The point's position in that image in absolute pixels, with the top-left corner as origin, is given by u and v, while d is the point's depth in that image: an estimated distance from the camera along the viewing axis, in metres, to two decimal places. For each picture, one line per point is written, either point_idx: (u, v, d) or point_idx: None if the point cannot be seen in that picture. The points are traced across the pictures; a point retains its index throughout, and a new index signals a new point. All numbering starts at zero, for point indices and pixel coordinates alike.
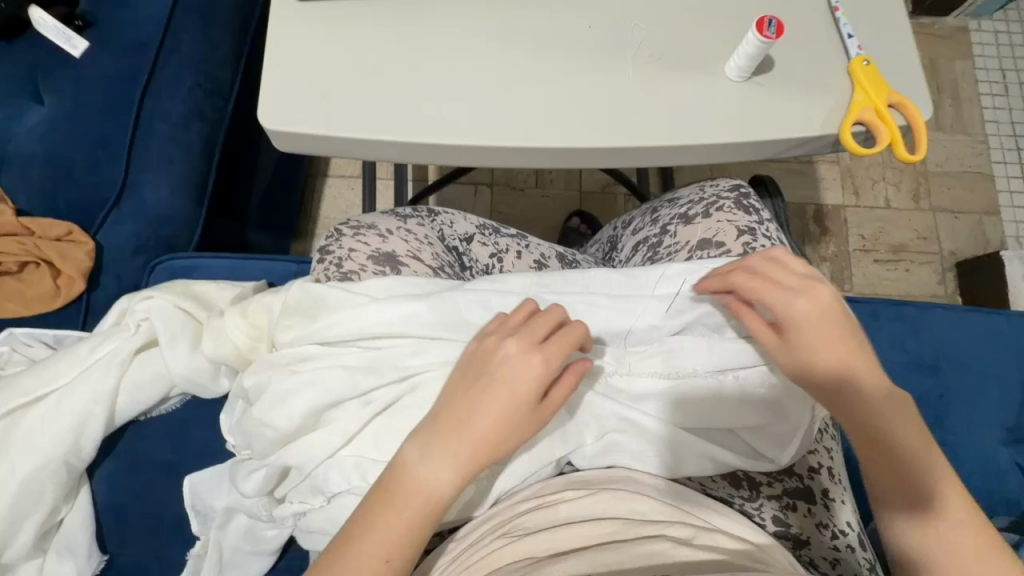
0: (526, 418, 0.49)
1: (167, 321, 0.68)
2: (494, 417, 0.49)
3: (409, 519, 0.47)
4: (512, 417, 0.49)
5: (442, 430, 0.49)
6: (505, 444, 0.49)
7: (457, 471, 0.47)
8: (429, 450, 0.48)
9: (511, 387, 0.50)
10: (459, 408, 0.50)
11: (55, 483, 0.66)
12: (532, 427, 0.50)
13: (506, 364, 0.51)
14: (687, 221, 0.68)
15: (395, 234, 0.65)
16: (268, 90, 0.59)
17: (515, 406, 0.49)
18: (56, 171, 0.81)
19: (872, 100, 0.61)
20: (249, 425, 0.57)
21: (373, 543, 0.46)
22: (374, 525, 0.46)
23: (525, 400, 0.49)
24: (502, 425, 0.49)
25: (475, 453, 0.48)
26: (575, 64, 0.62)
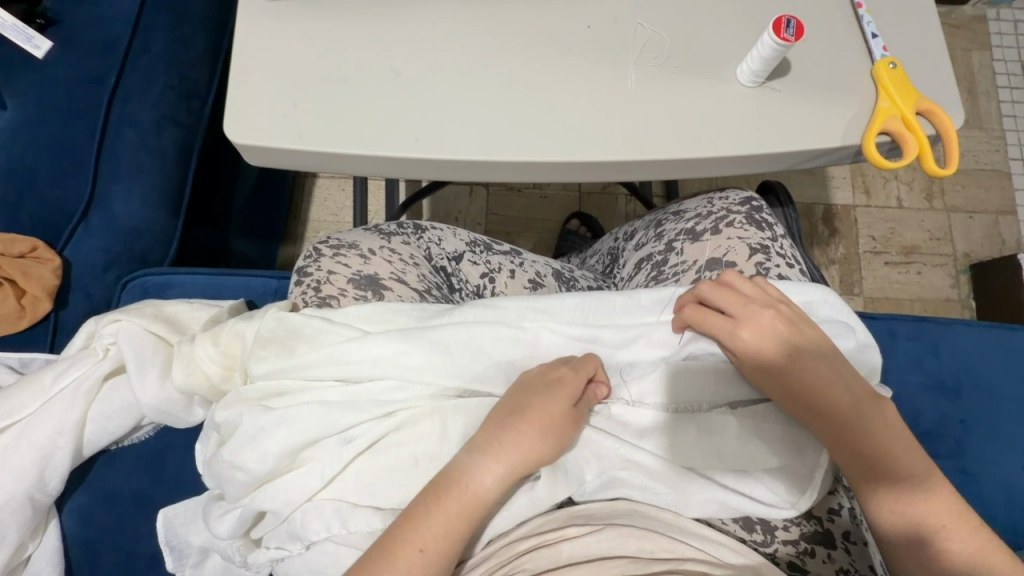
0: (567, 426, 0.50)
1: (135, 346, 0.63)
2: (540, 419, 0.49)
3: (456, 518, 0.45)
4: (555, 420, 0.49)
5: (489, 428, 0.49)
6: (546, 454, 0.48)
7: (502, 467, 0.47)
8: (478, 448, 0.48)
9: (552, 393, 0.50)
10: (503, 413, 0.50)
11: (18, 523, 0.61)
12: (571, 436, 0.50)
13: (548, 374, 0.52)
14: (694, 238, 0.63)
15: (377, 255, 0.60)
16: (235, 99, 0.54)
17: (559, 409, 0.50)
18: (19, 182, 0.76)
19: (899, 107, 0.56)
20: (218, 467, 0.52)
21: (416, 542, 0.44)
22: (421, 524, 0.45)
23: (567, 406, 0.50)
24: (546, 430, 0.49)
25: (520, 452, 0.48)
26: (572, 68, 0.57)
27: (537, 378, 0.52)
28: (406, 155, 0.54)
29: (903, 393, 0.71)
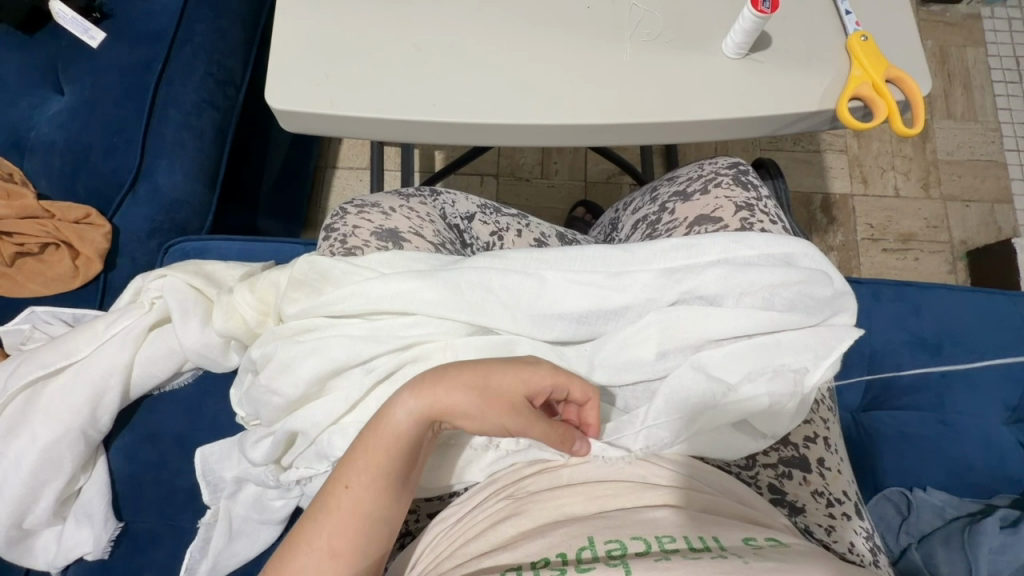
0: (501, 376, 0.49)
1: (180, 297, 0.70)
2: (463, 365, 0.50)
3: (372, 449, 0.48)
4: (479, 367, 0.50)
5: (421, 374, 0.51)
6: (461, 390, 0.48)
7: (414, 400, 0.48)
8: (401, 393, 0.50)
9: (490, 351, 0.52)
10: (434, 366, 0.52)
11: (72, 452, 0.69)
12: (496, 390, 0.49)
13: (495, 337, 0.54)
14: (685, 198, 0.69)
15: (398, 212, 0.68)
16: (275, 71, 0.61)
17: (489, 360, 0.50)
18: (75, 157, 0.84)
19: (870, 75, 0.61)
20: (257, 392, 0.58)
21: (341, 479, 0.48)
22: (348, 460, 0.48)
23: (505, 361, 0.50)
24: (474, 376, 0.49)
25: (432, 385, 0.49)
26: (573, 44, 0.64)
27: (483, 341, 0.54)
28: (425, 117, 0.60)
29: (885, 349, 0.77)
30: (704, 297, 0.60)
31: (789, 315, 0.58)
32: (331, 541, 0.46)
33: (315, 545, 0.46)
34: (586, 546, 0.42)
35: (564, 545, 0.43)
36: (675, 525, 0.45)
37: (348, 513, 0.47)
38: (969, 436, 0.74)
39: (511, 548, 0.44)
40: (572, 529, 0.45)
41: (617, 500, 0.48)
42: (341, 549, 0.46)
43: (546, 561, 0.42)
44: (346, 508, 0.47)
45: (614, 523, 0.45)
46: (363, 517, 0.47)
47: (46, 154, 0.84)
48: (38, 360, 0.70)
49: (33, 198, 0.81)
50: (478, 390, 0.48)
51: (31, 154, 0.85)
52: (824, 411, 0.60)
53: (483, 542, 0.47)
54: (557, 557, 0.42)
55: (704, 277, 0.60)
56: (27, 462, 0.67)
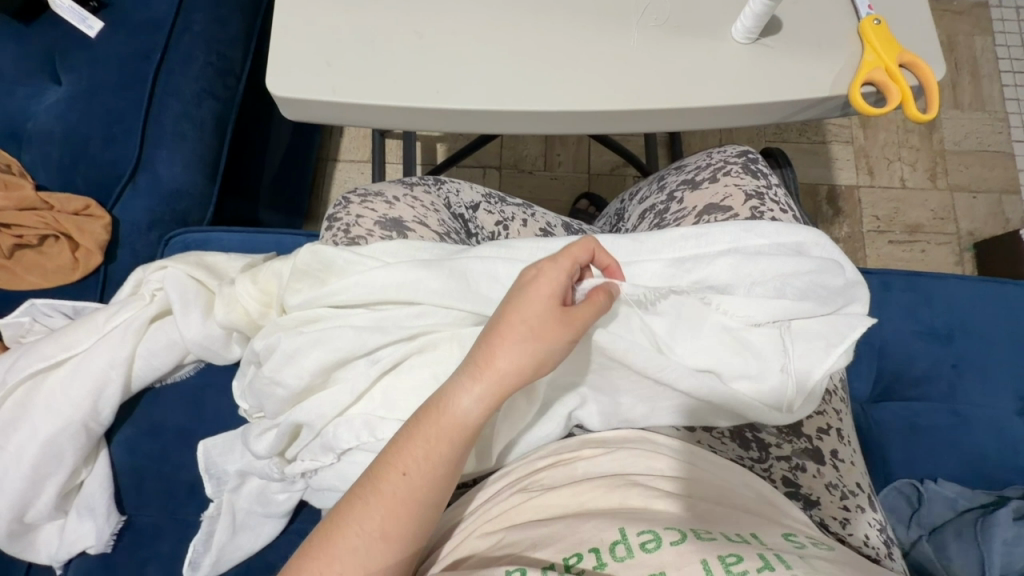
0: (559, 326, 0.46)
1: (181, 289, 0.69)
2: (519, 332, 0.46)
3: (433, 435, 0.46)
4: (531, 325, 0.46)
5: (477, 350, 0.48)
6: (521, 364, 0.46)
7: (479, 383, 0.46)
8: (458, 374, 0.47)
9: (527, 291, 0.47)
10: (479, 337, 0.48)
11: (74, 445, 0.68)
12: (551, 343, 0.46)
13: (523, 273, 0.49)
14: (694, 186, 0.68)
15: (402, 202, 0.67)
16: (276, 57, 0.60)
17: (539, 310, 0.46)
18: (73, 147, 0.83)
19: (883, 60, 0.60)
20: (261, 383, 0.57)
21: (398, 465, 0.46)
22: (404, 446, 0.46)
23: (550, 304, 0.46)
24: (535, 339, 0.46)
25: (494, 365, 0.46)
26: (580, 29, 0.62)
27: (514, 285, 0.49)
28: (430, 104, 0.59)
29: (895, 340, 0.76)
30: (715, 286, 0.59)
31: (802, 303, 0.57)
32: (384, 523, 0.45)
33: (365, 527, 0.45)
34: (618, 539, 0.41)
35: (595, 539, 0.41)
36: (694, 517, 0.44)
37: (403, 498, 0.45)
38: (981, 427, 0.73)
39: (531, 543, 0.43)
40: (599, 521, 0.43)
41: (634, 489, 0.47)
42: (394, 533, 0.45)
43: (579, 558, 0.40)
44: (401, 495, 0.45)
45: (635, 515, 0.44)
46: (420, 501, 0.46)
47: (44, 145, 0.83)
48: (38, 353, 0.69)
49: (31, 189, 0.80)
50: (531, 348, 0.46)
51: (29, 145, 0.84)
52: (837, 402, 0.60)
53: (495, 536, 0.47)
54: (591, 554, 0.40)
55: (714, 266, 0.59)
56: (28, 455, 0.66)
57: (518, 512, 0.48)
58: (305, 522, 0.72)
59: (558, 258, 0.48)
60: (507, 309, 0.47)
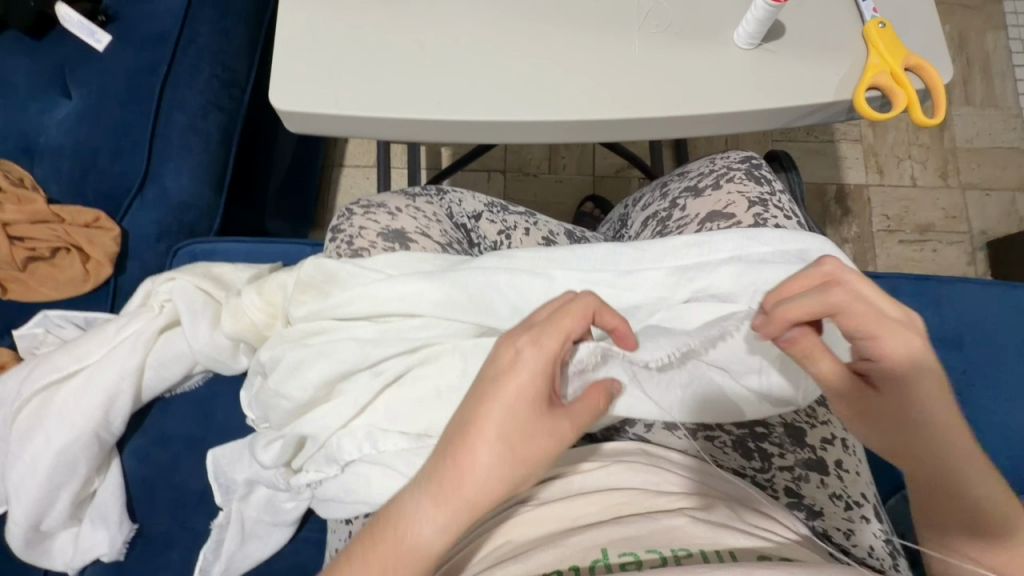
0: (549, 437, 0.43)
1: (188, 300, 0.70)
2: (499, 445, 0.41)
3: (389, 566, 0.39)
4: (516, 428, 0.42)
5: (437, 460, 0.42)
6: (498, 476, 0.41)
7: (446, 503, 0.40)
8: (419, 497, 0.40)
9: (504, 391, 0.42)
10: (445, 447, 0.42)
11: (87, 455, 0.69)
12: (538, 451, 0.42)
13: (497, 366, 0.43)
14: (696, 193, 0.67)
15: (404, 212, 0.67)
16: (278, 72, 0.60)
17: (525, 419, 0.42)
18: (83, 161, 0.84)
19: (889, 64, 0.60)
20: (265, 396, 0.58)
21: None
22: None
23: (538, 404, 0.43)
24: (521, 454, 0.42)
25: (466, 479, 0.40)
26: (580, 38, 0.62)
27: (487, 380, 0.43)
28: (430, 116, 0.60)
29: None
30: (718, 295, 0.58)
31: None
32: None
33: None
34: (600, 561, 0.43)
35: (577, 557, 0.43)
36: (692, 535, 0.45)
37: None
38: (992, 434, 0.72)
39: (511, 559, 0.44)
40: (585, 538, 0.45)
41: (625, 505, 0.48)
42: None
43: (558, 573, 0.43)
44: None
45: (631, 530, 0.46)
46: None
47: (55, 159, 0.85)
48: (50, 365, 0.70)
49: (43, 203, 0.82)
50: (514, 459, 0.41)
51: (41, 158, 0.86)
52: None
53: (498, 548, 0.47)
54: (572, 571, 0.43)
55: (717, 274, 0.58)
56: (41, 466, 0.68)
57: (517, 525, 0.48)
58: (312, 531, 0.73)
59: (542, 348, 0.43)
60: (483, 414, 0.42)
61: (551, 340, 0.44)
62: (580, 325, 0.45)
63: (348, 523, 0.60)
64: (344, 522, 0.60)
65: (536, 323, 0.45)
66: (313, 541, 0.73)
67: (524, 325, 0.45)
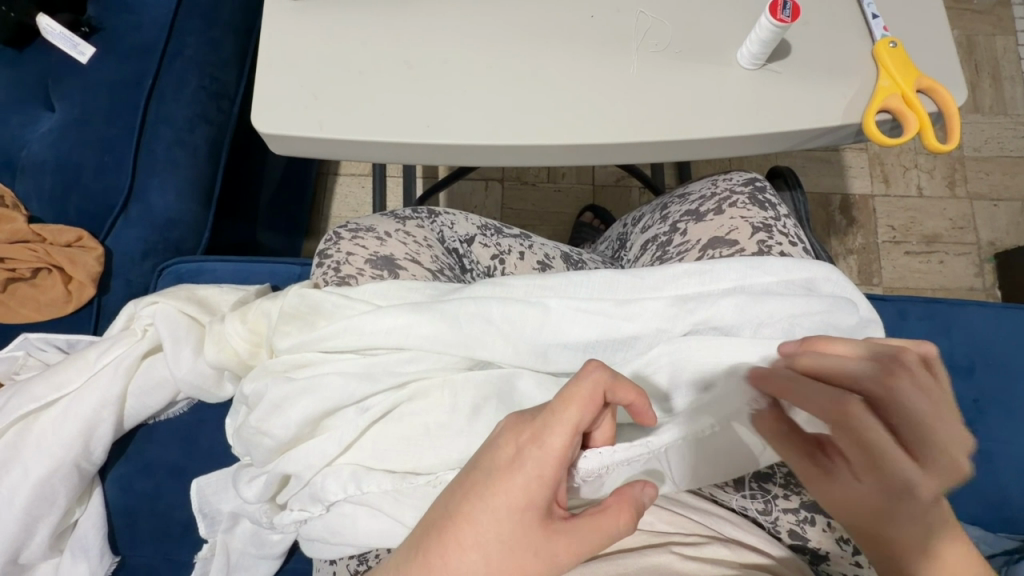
0: (537, 550, 0.38)
1: (171, 325, 0.68)
2: (476, 553, 0.38)
3: None
4: (502, 537, 0.38)
5: (408, 559, 0.39)
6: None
7: None
8: None
9: (495, 492, 0.39)
10: (419, 544, 0.39)
11: (66, 486, 0.67)
12: (524, 567, 0.38)
13: (491, 459, 0.40)
14: (697, 218, 0.65)
15: (393, 237, 0.64)
16: (261, 93, 0.58)
17: (511, 525, 0.38)
18: (65, 178, 0.82)
19: (900, 85, 0.57)
20: (247, 433, 0.56)
21: None
22: None
23: (532, 514, 0.38)
24: (502, 566, 0.38)
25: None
26: (577, 56, 0.59)
27: (479, 473, 0.40)
28: (419, 140, 0.57)
29: None
30: (719, 328, 0.56)
31: None
32: None
33: None
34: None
35: None
36: (682, 571, 0.45)
37: None
38: (1004, 465, 0.70)
39: None
40: None
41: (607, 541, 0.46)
42: None
43: None
44: None
45: (618, 567, 0.46)
46: None
47: (37, 175, 0.82)
48: (28, 394, 0.68)
49: (23, 221, 0.79)
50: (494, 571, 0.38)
51: (22, 174, 0.83)
52: None
53: None
54: None
55: (719, 307, 0.56)
56: (19, 498, 0.66)
57: None
58: (299, 562, 0.71)
59: (541, 447, 0.39)
60: (467, 514, 0.39)
61: (552, 438, 0.39)
62: (589, 417, 0.40)
63: (331, 562, 0.59)
64: (329, 561, 0.58)
65: (540, 414, 0.40)
66: (300, 572, 0.71)
67: (527, 415, 0.41)
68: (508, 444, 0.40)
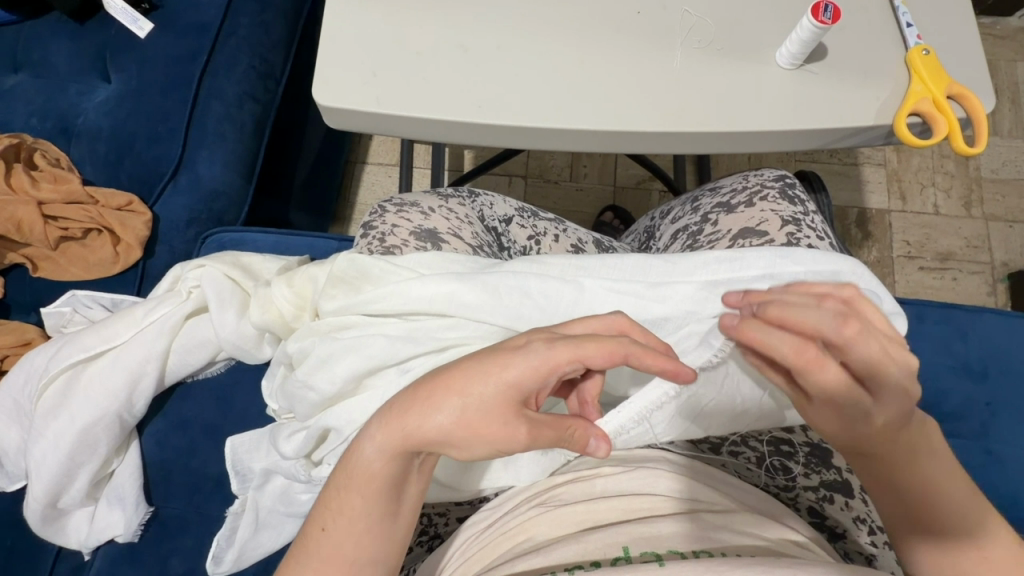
0: (504, 422, 0.42)
1: (217, 287, 0.71)
2: (457, 401, 0.42)
3: (345, 483, 0.44)
4: (483, 399, 0.42)
5: (402, 402, 0.44)
6: (437, 424, 0.42)
7: (389, 432, 0.43)
8: (375, 417, 0.45)
9: (490, 364, 0.43)
10: (415, 386, 0.45)
11: (108, 435, 0.70)
12: (488, 430, 0.42)
13: (505, 341, 0.45)
14: (729, 210, 0.68)
15: (436, 213, 0.68)
16: (324, 67, 0.61)
17: (493, 391, 0.42)
18: (119, 145, 0.85)
19: (931, 91, 0.60)
20: (292, 387, 0.59)
21: (319, 520, 0.44)
22: (325, 494, 0.45)
23: (512, 393, 0.42)
24: (472, 419, 0.42)
25: (413, 417, 0.43)
26: (623, 49, 0.63)
27: (490, 349, 0.45)
28: (470, 120, 0.60)
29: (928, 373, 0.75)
30: None
31: None
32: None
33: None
34: (621, 557, 0.43)
35: (599, 553, 0.44)
36: (715, 539, 0.45)
37: (324, 561, 0.43)
38: (1013, 466, 0.72)
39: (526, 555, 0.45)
40: (606, 535, 0.45)
41: (639, 502, 0.49)
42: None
43: (578, 567, 0.43)
44: (321, 556, 0.43)
45: (652, 530, 0.46)
46: (335, 560, 0.43)
47: (91, 141, 0.86)
48: (78, 345, 0.71)
49: (78, 184, 0.83)
50: (463, 423, 0.42)
51: (77, 140, 0.87)
52: None
53: (519, 544, 0.47)
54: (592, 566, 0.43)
55: (749, 292, 0.58)
56: (64, 443, 0.68)
57: (535, 524, 0.48)
58: None
59: (549, 345, 0.43)
60: (461, 369, 0.43)
61: (563, 346, 0.42)
62: (601, 356, 0.42)
63: None
64: None
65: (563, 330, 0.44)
66: None
67: (548, 330, 0.45)
68: (522, 339, 0.44)
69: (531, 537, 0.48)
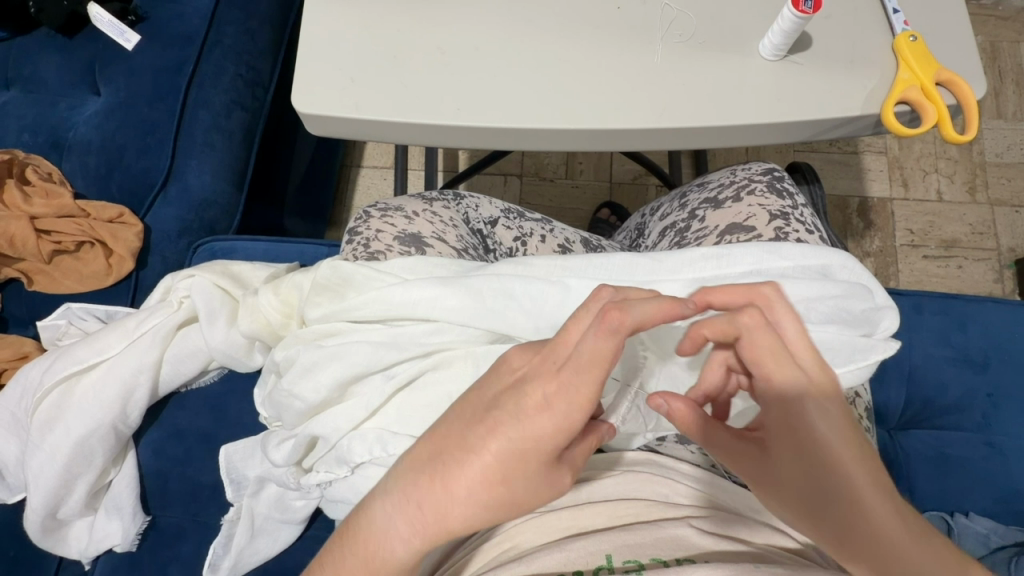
0: (546, 479, 0.37)
1: (206, 297, 0.71)
2: (490, 486, 0.36)
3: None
4: (523, 475, 0.37)
5: (416, 499, 0.37)
6: (477, 515, 0.37)
7: (417, 537, 0.37)
8: (387, 518, 0.37)
9: (522, 438, 0.36)
10: (429, 470, 0.37)
11: (103, 446, 0.71)
12: (533, 499, 0.38)
13: (521, 397, 0.37)
14: (716, 205, 0.67)
15: (421, 217, 0.68)
16: (302, 74, 0.61)
17: (534, 462, 0.37)
18: (108, 157, 0.86)
19: (919, 78, 0.58)
20: (279, 396, 0.59)
21: None
22: None
23: (549, 456, 0.37)
24: (514, 498, 0.37)
25: (444, 519, 0.37)
26: (602, 46, 0.62)
27: (507, 409, 0.37)
28: (450, 122, 0.60)
29: (927, 365, 0.74)
30: None
31: (827, 328, 0.55)
32: None
33: None
34: (604, 567, 0.43)
35: (581, 561, 0.43)
36: (697, 546, 0.45)
37: None
38: (1015, 458, 0.71)
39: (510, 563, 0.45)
40: (589, 542, 0.45)
41: (625, 507, 0.49)
42: None
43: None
44: None
45: (635, 538, 0.45)
46: None
47: (81, 154, 0.87)
48: (72, 357, 0.72)
49: (69, 197, 0.84)
50: (502, 505, 0.37)
51: (68, 153, 0.87)
52: None
53: (503, 551, 0.47)
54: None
55: None
56: (60, 455, 0.69)
57: (519, 530, 0.48)
58: (320, 529, 0.73)
59: (578, 393, 0.36)
60: (491, 447, 0.36)
61: (590, 385, 0.36)
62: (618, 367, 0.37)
63: None
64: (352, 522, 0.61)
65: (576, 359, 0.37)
66: (321, 539, 0.73)
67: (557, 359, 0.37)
68: (544, 392, 0.36)
69: (514, 543, 0.47)
